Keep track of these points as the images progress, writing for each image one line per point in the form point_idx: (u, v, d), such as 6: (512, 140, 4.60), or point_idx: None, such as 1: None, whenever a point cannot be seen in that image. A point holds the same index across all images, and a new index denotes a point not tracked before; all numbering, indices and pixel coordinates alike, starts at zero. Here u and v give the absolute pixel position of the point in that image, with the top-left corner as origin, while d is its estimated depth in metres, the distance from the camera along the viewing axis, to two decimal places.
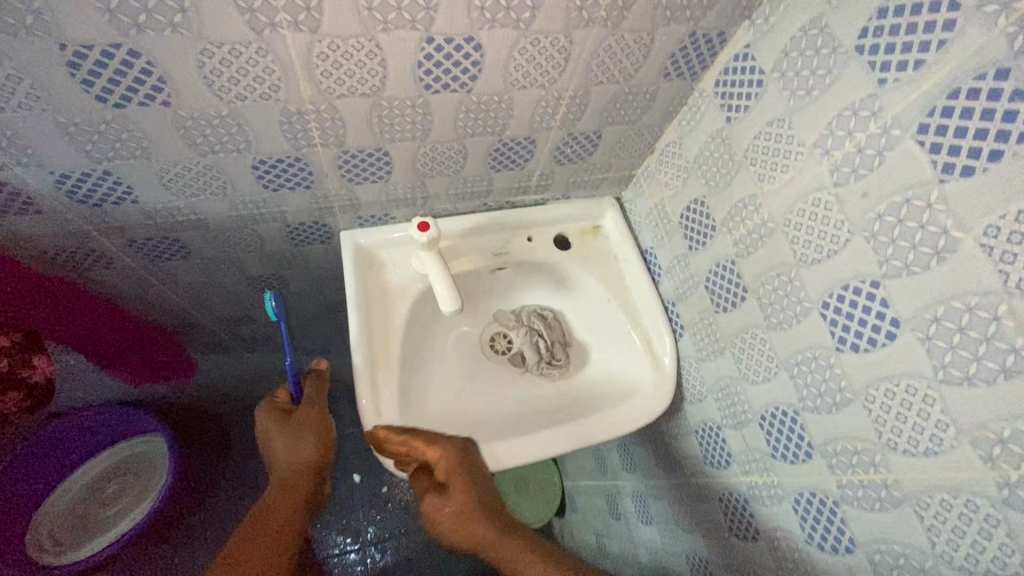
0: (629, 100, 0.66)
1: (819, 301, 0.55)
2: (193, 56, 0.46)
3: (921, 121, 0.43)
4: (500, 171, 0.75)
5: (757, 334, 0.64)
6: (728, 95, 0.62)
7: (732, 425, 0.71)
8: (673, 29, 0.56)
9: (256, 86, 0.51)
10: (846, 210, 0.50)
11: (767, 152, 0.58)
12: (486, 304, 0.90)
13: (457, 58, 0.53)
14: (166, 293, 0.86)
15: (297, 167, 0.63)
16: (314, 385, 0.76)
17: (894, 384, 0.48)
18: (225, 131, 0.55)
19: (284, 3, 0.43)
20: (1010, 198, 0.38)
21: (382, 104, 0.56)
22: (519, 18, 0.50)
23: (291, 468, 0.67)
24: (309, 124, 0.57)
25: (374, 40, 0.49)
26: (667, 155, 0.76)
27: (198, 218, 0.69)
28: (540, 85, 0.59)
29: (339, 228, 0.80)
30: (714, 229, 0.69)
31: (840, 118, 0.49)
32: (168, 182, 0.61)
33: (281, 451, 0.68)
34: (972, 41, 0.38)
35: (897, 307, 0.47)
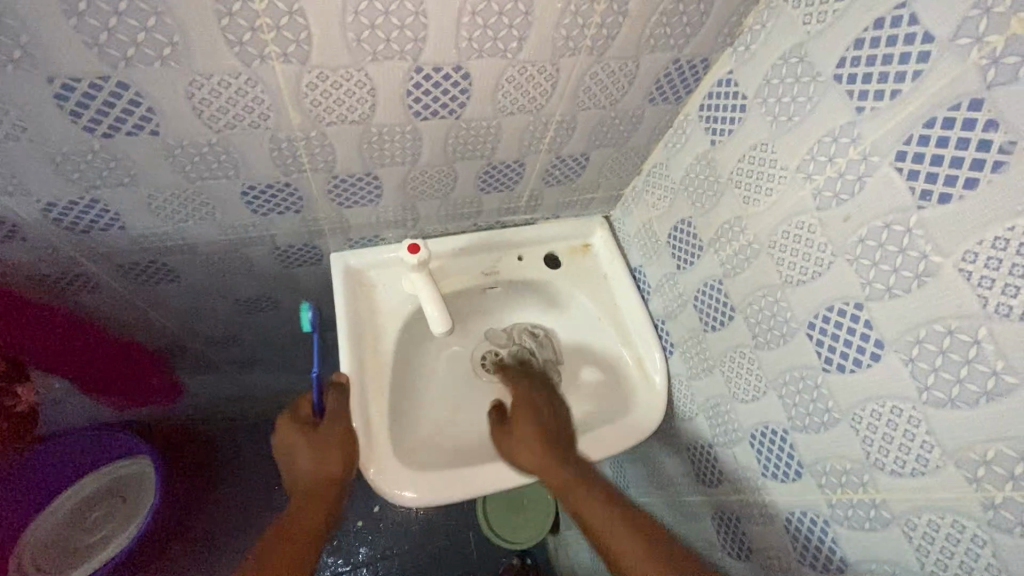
0: (615, 124, 0.67)
1: (804, 321, 0.56)
2: (182, 86, 0.46)
3: (899, 148, 0.44)
4: (490, 192, 0.76)
5: (746, 353, 0.65)
6: (712, 118, 0.64)
7: (723, 443, 0.72)
8: (658, 56, 0.57)
9: (246, 115, 0.51)
10: (829, 233, 0.51)
11: (751, 175, 0.59)
12: (478, 324, 0.90)
13: (446, 86, 0.53)
14: (156, 316, 0.85)
15: (287, 192, 0.64)
16: (337, 397, 0.70)
17: (880, 405, 0.49)
18: (214, 159, 0.55)
19: (273, 36, 0.44)
20: (985, 225, 0.39)
21: (372, 131, 0.57)
22: (506, 48, 0.51)
23: (317, 483, 0.64)
24: (299, 150, 0.57)
25: (363, 70, 0.49)
26: (654, 176, 0.77)
27: (186, 243, 0.69)
28: (528, 111, 0.60)
29: (329, 249, 0.80)
30: (701, 249, 0.70)
31: (821, 143, 0.50)
32: (157, 209, 0.61)
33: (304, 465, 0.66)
34: (945, 73, 0.40)
35: (881, 328, 0.48)
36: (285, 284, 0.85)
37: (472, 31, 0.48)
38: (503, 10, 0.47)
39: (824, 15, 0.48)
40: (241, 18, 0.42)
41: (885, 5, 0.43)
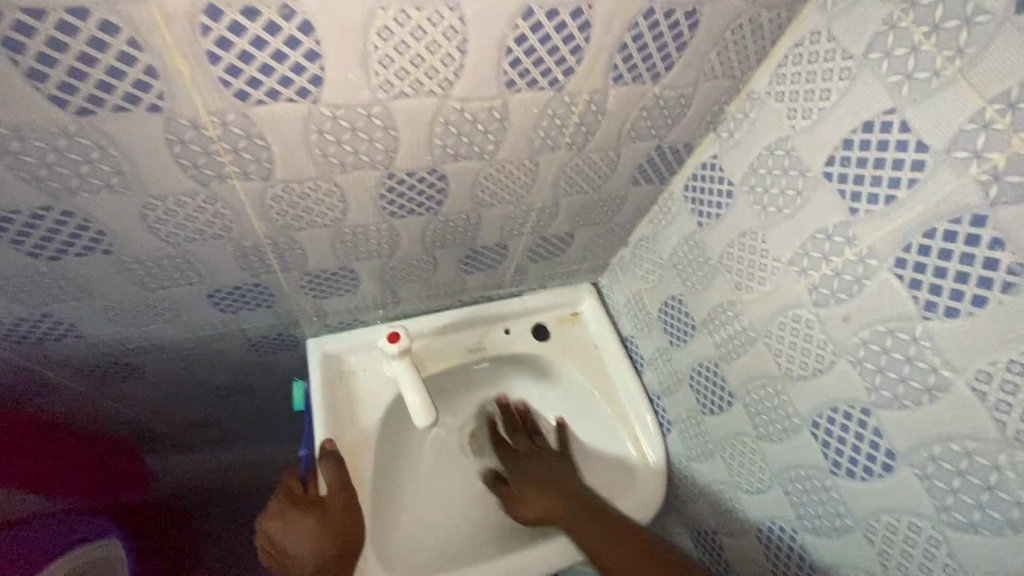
0: (599, 205, 0.65)
1: (808, 419, 0.53)
2: (135, 209, 0.43)
3: (897, 255, 0.42)
4: (473, 272, 0.73)
5: (747, 442, 0.61)
6: (698, 200, 0.61)
7: (728, 532, 0.68)
8: (640, 145, 0.56)
9: (206, 230, 0.48)
10: (829, 331, 0.48)
11: (742, 261, 0.57)
12: (464, 399, 0.86)
13: (421, 188, 0.51)
14: (125, 410, 0.79)
15: (256, 291, 0.60)
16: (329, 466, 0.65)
17: (896, 518, 0.46)
18: (175, 269, 0.52)
19: (230, 158, 0.41)
20: (999, 345, 0.36)
21: (344, 232, 0.54)
22: (483, 150, 0.48)
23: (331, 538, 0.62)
24: (266, 255, 0.54)
25: (332, 180, 0.46)
26: (641, 249, 0.75)
27: (150, 344, 0.65)
28: (509, 202, 0.58)
29: (305, 335, 0.76)
30: (693, 328, 0.67)
31: (814, 239, 0.48)
32: (115, 317, 0.57)
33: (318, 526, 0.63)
34: (944, 185, 0.38)
35: (890, 438, 0.45)
36: (260, 371, 0.81)
37: (446, 139, 0.45)
38: (478, 118, 0.44)
39: (810, 111, 0.46)
40: (195, 144, 0.39)
41: (875, 109, 0.41)
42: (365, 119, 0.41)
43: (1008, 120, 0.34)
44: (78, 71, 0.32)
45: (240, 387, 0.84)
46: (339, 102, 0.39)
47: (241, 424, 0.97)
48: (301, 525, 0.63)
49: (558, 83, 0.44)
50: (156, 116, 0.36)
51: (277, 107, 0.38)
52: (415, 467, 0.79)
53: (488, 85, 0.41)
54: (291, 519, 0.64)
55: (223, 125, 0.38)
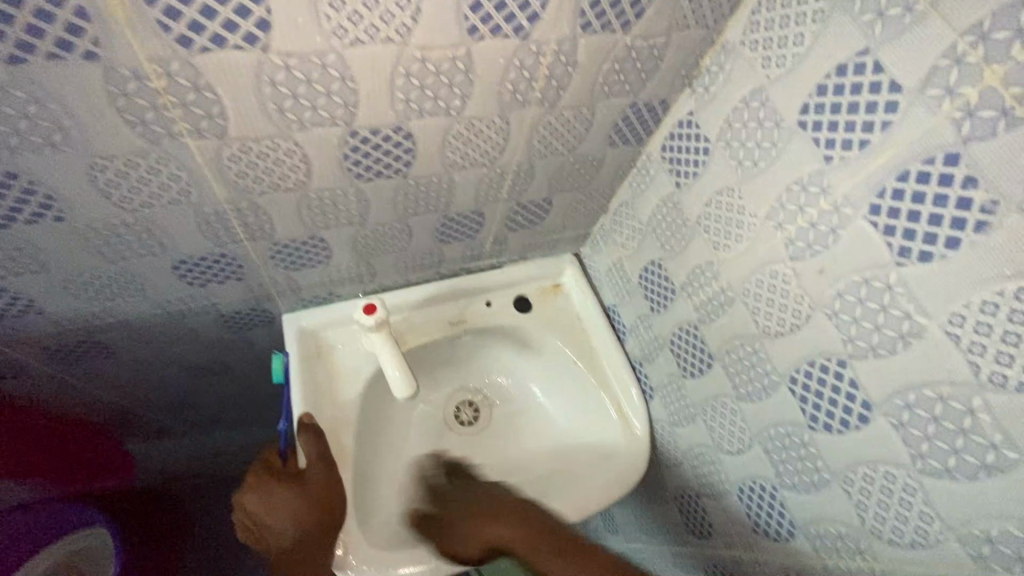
0: (576, 168, 0.64)
1: (786, 375, 0.52)
2: (83, 170, 0.41)
3: (872, 202, 0.41)
4: (450, 242, 0.71)
5: (727, 403, 0.61)
6: (676, 159, 0.60)
7: (711, 495, 0.68)
8: (614, 102, 0.54)
9: (163, 194, 0.46)
10: (805, 285, 0.48)
11: (720, 220, 0.56)
12: (447, 374, 0.85)
13: (387, 147, 0.49)
14: (100, 392, 0.77)
15: (224, 262, 0.58)
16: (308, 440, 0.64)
17: (873, 469, 0.46)
18: (135, 238, 0.50)
19: (180, 113, 0.39)
20: (972, 286, 0.36)
21: (310, 197, 0.52)
22: (449, 105, 0.47)
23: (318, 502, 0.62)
24: (230, 222, 0.52)
25: (291, 138, 0.44)
26: (620, 215, 0.73)
27: (118, 320, 0.63)
28: (481, 164, 0.56)
29: (280, 311, 0.74)
30: (674, 293, 0.66)
31: (790, 192, 0.47)
32: (76, 291, 0.55)
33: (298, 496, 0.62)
34: (917, 126, 0.37)
35: (867, 389, 0.44)
36: (237, 349, 0.79)
37: (409, 92, 0.44)
38: (441, 70, 0.43)
39: (784, 58, 0.45)
40: (140, 98, 0.37)
41: (848, 50, 0.40)
42: (320, 69, 0.39)
43: (980, 52, 0.33)
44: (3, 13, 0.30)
45: (218, 367, 0.82)
46: (290, 50, 0.37)
47: (222, 406, 0.96)
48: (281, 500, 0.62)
49: (523, 31, 0.42)
50: (94, 65, 0.34)
51: (224, 56, 0.36)
52: (398, 442, 0.78)
53: (448, 31, 0.40)
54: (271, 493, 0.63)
55: (168, 75, 0.36)
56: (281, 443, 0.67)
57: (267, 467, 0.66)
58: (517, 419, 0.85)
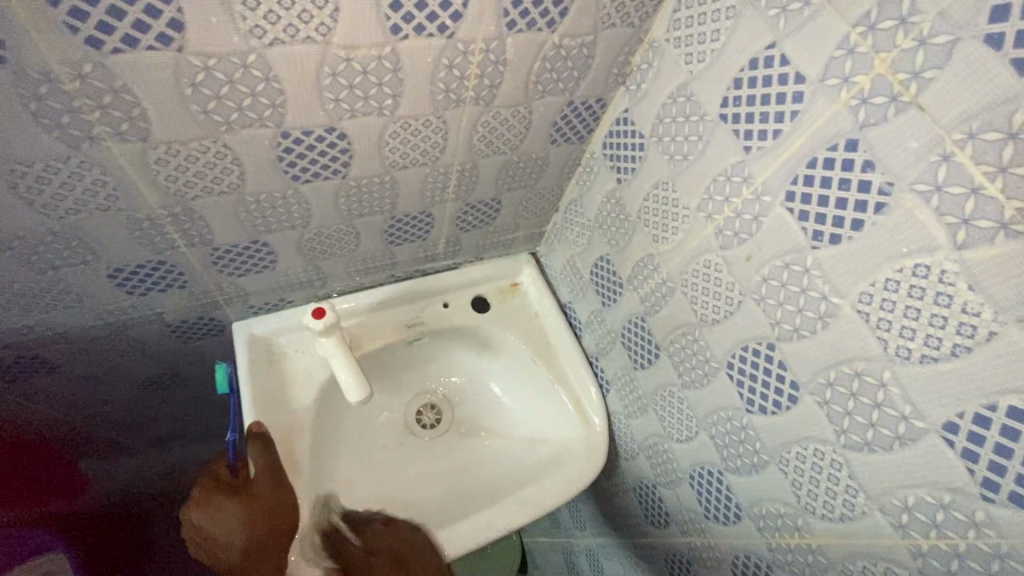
0: (520, 167, 0.65)
1: (723, 361, 0.53)
2: (2, 177, 0.41)
3: (787, 189, 0.42)
4: (401, 244, 0.72)
5: (675, 392, 0.62)
6: (616, 156, 0.62)
7: (666, 484, 0.69)
8: (549, 101, 0.55)
9: (90, 200, 0.45)
10: (734, 272, 0.49)
11: (658, 213, 0.57)
12: (407, 377, 0.85)
13: (322, 148, 0.49)
14: (43, 411, 0.75)
15: (163, 270, 0.57)
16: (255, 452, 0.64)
17: (804, 447, 0.47)
18: (63, 247, 0.49)
19: (99, 116, 0.39)
20: (877, 265, 0.37)
21: (247, 200, 0.52)
22: (382, 105, 0.47)
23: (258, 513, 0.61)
24: (165, 228, 0.51)
25: (220, 141, 0.44)
26: (570, 213, 0.75)
27: (56, 333, 0.61)
28: (422, 163, 0.57)
29: (230, 319, 0.73)
30: (621, 286, 0.67)
31: (716, 182, 0.49)
32: (6, 303, 0.54)
33: (239, 514, 0.61)
34: (820, 114, 0.39)
35: (794, 369, 0.46)
36: (187, 360, 0.77)
37: (338, 92, 0.44)
38: (368, 69, 0.43)
39: (704, 54, 0.47)
40: (54, 101, 0.37)
41: (758, 45, 0.42)
42: (242, 70, 0.39)
43: (869, 42, 0.35)
44: None
45: (169, 379, 0.80)
46: (207, 50, 0.37)
47: (178, 420, 0.93)
48: (232, 522, 0.61)
49: (448, 30, 0.43)
50: (2, 68, 0.34)
51: (138, 57, 0.36)
52: (358, 447, 0.78)
53: (371, 30, 0.40)
54: (220, 512, 0.62)
55: (81, 78, 0.36)
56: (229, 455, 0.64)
57: (214, 481, 0.64)
58: (479, 419, 0.85)
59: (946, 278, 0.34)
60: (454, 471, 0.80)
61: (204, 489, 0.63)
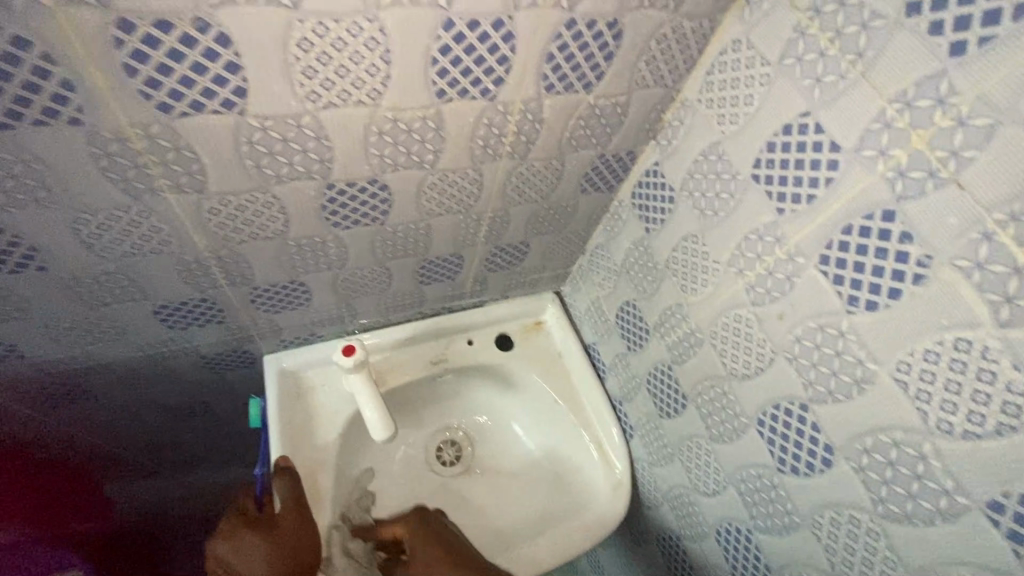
0: (550, 213, 0.66)
1: (754, 418, 0.53)
2: (68, 224, 0.43)
3: (822, 252, 0.43)
4: (430, 284, 0.73)
5: (702, 445, 0.62)
6: (645, 206, 0.62)
7: (691, 537, 0.68)
8: (582, 154, 0.57)
9: (144, 244, 0.47)
10: (766, 329, 0.49)
11: (686, 264, 0.57)
12: (430, 413, 0.85)
13: (364, 199, 0.51)
14: (78, 435, 0.77)
15: (205, 307, 0.59)
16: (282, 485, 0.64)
17: (839, 512, 0.46)
18: (115, 286, 0.51)
19: (161, 171, 0.41)
20: (916, 335, 0.37)
21: (289, 244, 0.54)
22: (422, 159, 0.49)
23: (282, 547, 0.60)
24: (211, 269, 0.53)
25: (270, 192, 0.46)
26: (597, 257, 0.75)
27: (98, 363, 0.63)
28: (456, 211, 0.58)
29: (261, 352, 0.75)
30: (647, 333, 0.67)
31: (748, 240, 0.49)
32: (57, 336, 0.56)
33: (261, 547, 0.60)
34: (856, 183, 0.39)
35: (828, 432, 0.45)
36: (216, 390, 0.79)
37: (382, 148, 0.46)
38: (412, 128, 0.45)
39: (737, 116, 0.48)
40: (122, 158, 0.39)
41: (792, 112, 0.42)
42: (295, 130, 0.41)
43: (906, 118, 0.35)
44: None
45: (199, 407, 0.82)
46: (266, 113, 0.39)
47: (202, 445, 0.95)
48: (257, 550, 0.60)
49: (490, 92, 0.45)
50: (78, 129, 0.36)
51: (203, 120, 0.38)
52: (379, 482, 0.78)
53: (418, 95, 0.42)
54: (246, 543, 0.61)
55: (149, 138, 0.38)
56: (258, 488, 0.66)
57: (241, 514, 0.64)
58: (500, 458, 0.85)
59: (988, 355, 0.33)
60: (474, 509, 0.80)
61: (229, 522, 0.63)
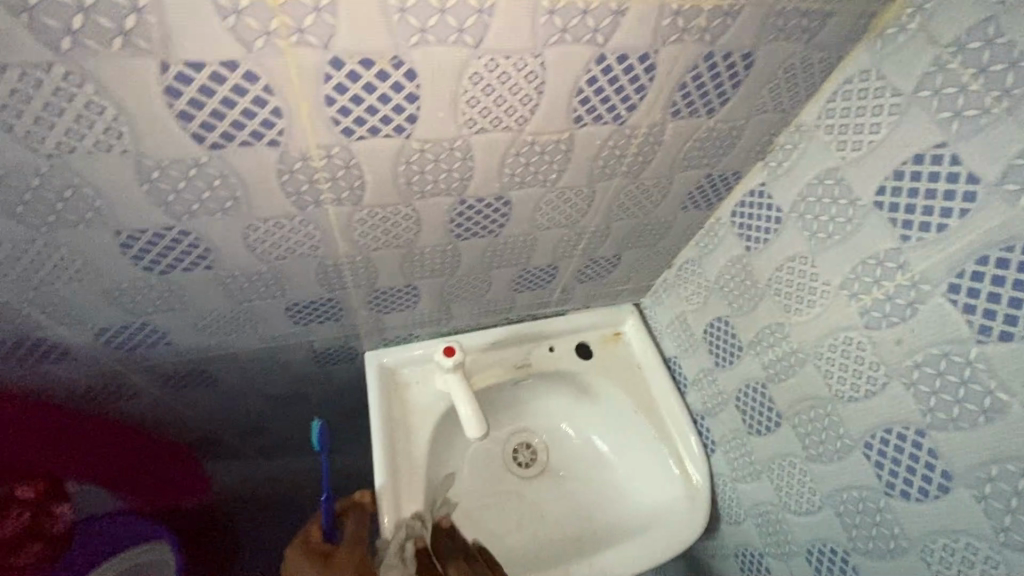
0: (648, 228, 0.69)
1: (860, 440, 0.53)
2: (241, 229, 0.48)
3: (951, 280, 0.43)
4: (523, 292, 0.76)
5: (796, 463, 0.62)
6: (746, 225, 0.64)
7: (776, 555, 0.68)
8: (691, 174, 0.59)
9: (296, 249, 0.52)
10: (881, 353, 0.50)
11: (791, 285, 0.58)
12: (509, 415, 0.88)
13: (488, 213, 0.55)
14: (193, 416, 0.84)
15: (328, 305, 0.65)
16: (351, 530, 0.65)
17: (953, 539, 0.47)
18: (262, 284, 0.57)
19: (328, 185, 0.45)
20: None
21: (414, 252, 0.58)
22: (547, 178, 0.52)
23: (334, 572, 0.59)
24: (343, 272, 0.58)
25: (412, 205, 0.51)
26: (686, 271, 0.77)
27: (227, 352, 0.70)
28: (564, 225, 0.62)
29: (362, 349, 0.80)
30: (739, 350, 0.68)
31: (865, 264, 0.50)
32: (202, 326, 0.62)
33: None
34: (995, 215, 0.40)
35: (946, 458, 0.46)
36: (317, 382, 0.85)
37: (515, 168, 0.50)
38: (545, 150, 0.48)
39: (860, 143, 0.49)
40: (301, 173, 0.44)
41: (925, 142, 0.43)
42: (447, 151, 0.45)
43: None
44: (220, 113, 0.37)
45: (297, 396, 0.88)
46: (427, 137, 0.43)
47: (292, 433, 1.01)
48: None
49: (621, 118, 0.47)
50: (274, 149, 0.41)
51: (376, 142, 0.42)
52: (463, 479, 0.82)
53: (559, 120, 0.45)
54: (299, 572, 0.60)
55: (328, 157, 0.42)
56: (324, 523, 0.65)
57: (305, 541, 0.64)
58: (575, 464, 0.87)
59: None
60: (550, 513, 0.82)
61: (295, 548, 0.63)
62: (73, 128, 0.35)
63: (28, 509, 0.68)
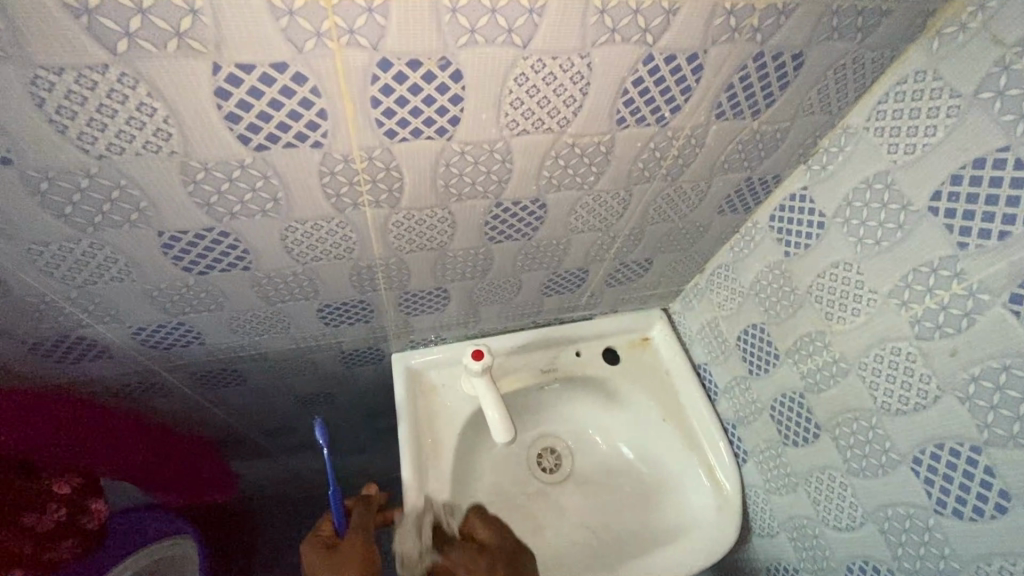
0: (683, 232, 0.67)
1: (908, 455, 0.51)
2: (279, 231, 0.48)
3: (1013, 290, 0.41)
4: (552, 295, 0.76)
5: (837, 477, 0.60)
6: (785, 230, 0.62)
7: (813, 570, 0.66)
8: (730, 177, 0.57)
9: (331, 251, 0.52)
10: (932, 365, 0.48)
11: (834, 293, 0.57)
12: (535, 419, 0.88)
13: (523, 216, 0.54)
14: (222, 415, 0.84)
15: (360, 307, 0.65)
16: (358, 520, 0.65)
17: (1011, 562, 0.44)
18: (296, 285, 0.57)
19: (368, 188, 0.45)
20: None
21: (447, 255, 0.58)
22: (584, 180, 0.51)
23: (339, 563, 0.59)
24: (376, 273, 0.58)
25: (448, 208, 0.50)
26: (719, 276, 0.75)
27: (258, 351, 0.70)
28: (597, 228, 0.61)
29: (389, 350, 0.80)
30: (776, 358, 0.67)
31: (917, 272, 0.48)
32: (235, 326, 0.63)
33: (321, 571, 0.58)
34: None
35: (1005, 477, 0.44)
36: (343, 383, 0.85)
37: (554, 171, 0.49)
38: (585, 152, 0.48)
39: (913, 146, 0.47)
40: (342, 175, 0.43)
41: (987, 145, 0.41)
42: (487, 154, 0.45)
43: None
44: (267, 115, 0.37)
45: (324, 397, 0.88)
46: (468, 139, 0.43)
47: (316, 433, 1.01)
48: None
49: (664, 119, 0.46)
50: (317, 151, 0.40)
51: (416, 144, 0.42)
52: (488, 482, 0.81)
53: (602, 121, 0.45)
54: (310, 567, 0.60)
55: (369, 159, 0.42)
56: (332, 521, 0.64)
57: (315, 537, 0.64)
58: (600, 469, 0.86)
59: None
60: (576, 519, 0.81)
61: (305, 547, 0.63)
62: (123, 129, 0.36)
63: (63, 505, 0.68)
